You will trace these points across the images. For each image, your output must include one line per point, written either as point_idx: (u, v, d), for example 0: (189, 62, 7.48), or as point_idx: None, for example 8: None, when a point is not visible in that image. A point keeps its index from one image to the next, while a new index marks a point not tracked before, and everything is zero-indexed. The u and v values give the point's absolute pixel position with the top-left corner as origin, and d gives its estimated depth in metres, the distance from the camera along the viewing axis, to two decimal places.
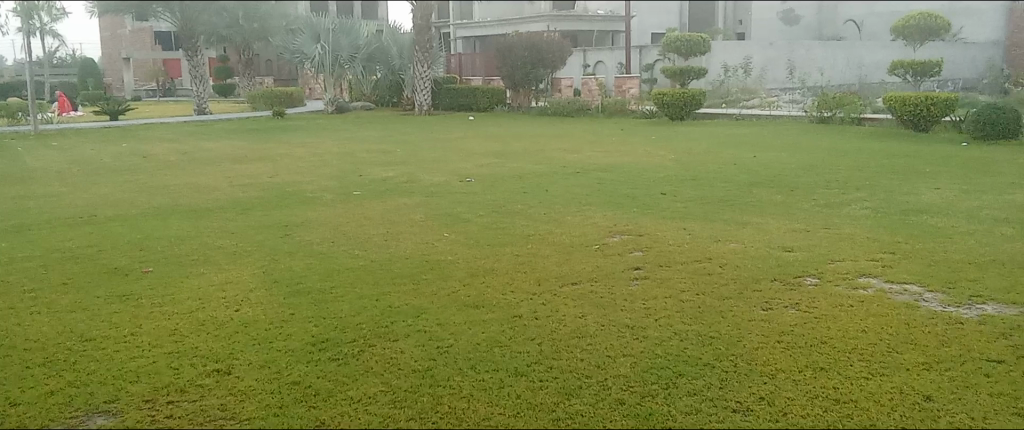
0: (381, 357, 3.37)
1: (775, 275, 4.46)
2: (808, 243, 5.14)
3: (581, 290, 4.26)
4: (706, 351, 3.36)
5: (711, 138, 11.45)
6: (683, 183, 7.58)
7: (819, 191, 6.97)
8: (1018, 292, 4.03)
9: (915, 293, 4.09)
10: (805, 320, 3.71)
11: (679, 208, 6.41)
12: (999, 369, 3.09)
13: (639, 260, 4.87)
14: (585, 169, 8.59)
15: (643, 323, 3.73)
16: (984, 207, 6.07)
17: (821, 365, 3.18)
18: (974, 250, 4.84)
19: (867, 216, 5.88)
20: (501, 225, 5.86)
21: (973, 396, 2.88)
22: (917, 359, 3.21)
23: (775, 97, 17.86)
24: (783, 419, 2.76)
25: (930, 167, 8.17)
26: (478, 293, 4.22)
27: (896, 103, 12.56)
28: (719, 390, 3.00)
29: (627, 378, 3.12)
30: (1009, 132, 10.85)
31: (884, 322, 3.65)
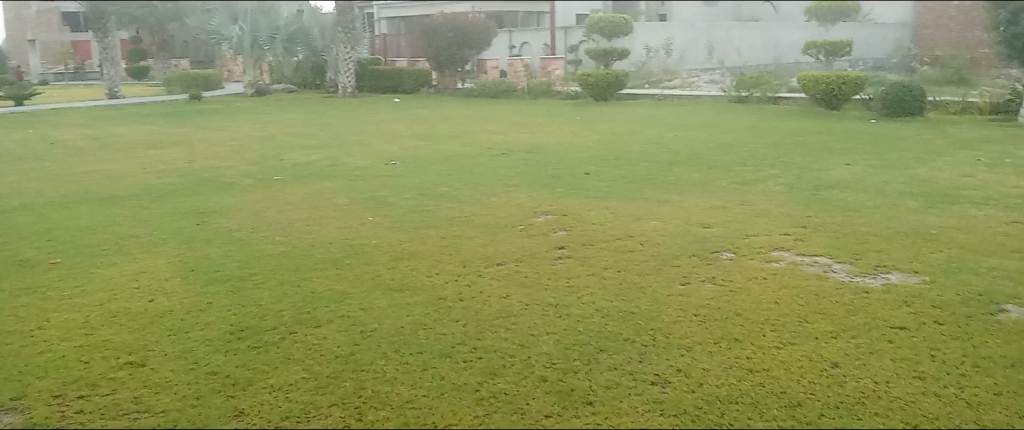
0: (302, 344, 3.32)
1: (693, 251, 4.57)
2: (725, 220, 5.28)
3: (506, 270, 4.29)
4: (626, 326, 3.43)
5: (635, 118, 11.62)
6: (606, 163, 7.68)
7: (737, 168, 7.16)
8: (920, 261, 4.23)
9: (825, 264, 4.26)
10: (720, 293, 3.82)
11: (602, 187, 6.49)
12: (901, 335, 3.25)
13: (563, 239, 4.92)
14: (511, 150, 8.62)
15: (566, 301, 3.78)
16: (890, 182, 6.34)
17: (736, 337, 3.29)
18: (880, 222, 5.06)
19: (781, 192, 6.08)
20: (426, 207, 5.83)
21: (877, 362, 3.01)
22: (825, 327, 3.35)
23: (696, 78, 18.21)
24: (699, 389, 2.84)
25: (842, 144, 8.48)
26: (402, 276, 4.20)
27: (809, 82, 12.98)
28: (638, 363, 3.06)
29: (549, 356, 3.16)
30: (916, 109, 11.36)
31: (795, 294, 3.79)
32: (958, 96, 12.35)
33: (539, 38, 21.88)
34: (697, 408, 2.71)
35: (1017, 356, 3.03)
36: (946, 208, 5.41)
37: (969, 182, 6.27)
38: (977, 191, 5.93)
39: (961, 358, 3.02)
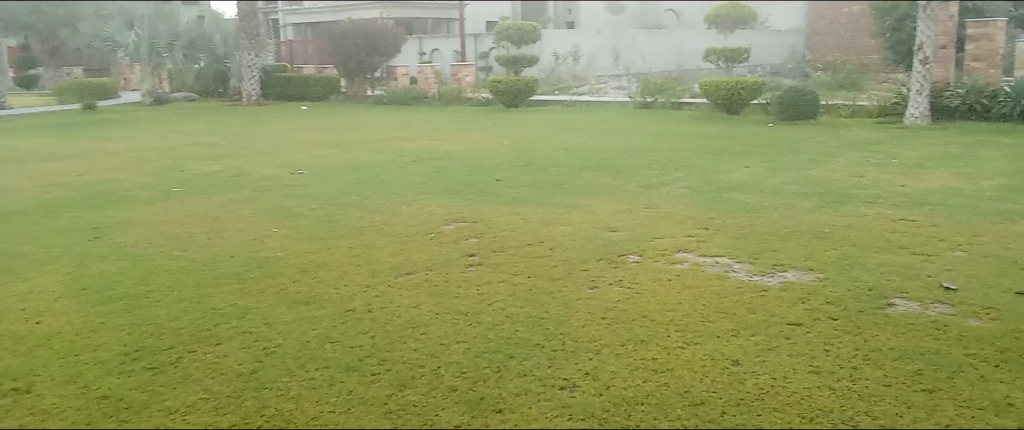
0: (202, 363, 3.20)
1: (601, 254, 4.64)
2: (632, 223, 5.38)
3: (416, 280, 4.25)
4: (536, 332, 3.44)
5: (545, 124, 11.74)
6: (517, 169, 7.72)
7: (643, 173, 7.32)
8: (814, 259, 4.42)
9: (726, 264, 4.40)
10: (627, 296, 3.88)
11: (512, 194, 6.52)
12: (797, 332, 3.37)
13: (473, 246, 4.91)
14: (421, 157, 8.57)
15: (476, 309, 3.76)
16: (786, 183, 6.60)
17: (642, 338, 3.35)
18: (778, 223, 5.25)
19: (684, 195, 6.25)
20: (333, 217, 5.72)
21: (775, 358, 3.12)
22: (727, 326, 3.45)
23: (603, 84, 18.55)
24: (607, 392, 2.88)
25: (741, 147, 8.78)
26: (308, 289, 4.10)
27: (710, 88, 13.41)
28: (548, 369, 3.08)
29: (459, 365, 3.14)
30: (810, 113, 11.89)
31: (698, 294, 3.89)
32: (848, 100, 13.00)
33: (449, 45, 21.81)
34: (604, 411, 2.74)
35: (903, 347, 3.19)
36: (839, 208, 5.66)
37: (859, 182, 6.59)
38: (866, 190, 6.24)
39: (853, 352, 3.16)
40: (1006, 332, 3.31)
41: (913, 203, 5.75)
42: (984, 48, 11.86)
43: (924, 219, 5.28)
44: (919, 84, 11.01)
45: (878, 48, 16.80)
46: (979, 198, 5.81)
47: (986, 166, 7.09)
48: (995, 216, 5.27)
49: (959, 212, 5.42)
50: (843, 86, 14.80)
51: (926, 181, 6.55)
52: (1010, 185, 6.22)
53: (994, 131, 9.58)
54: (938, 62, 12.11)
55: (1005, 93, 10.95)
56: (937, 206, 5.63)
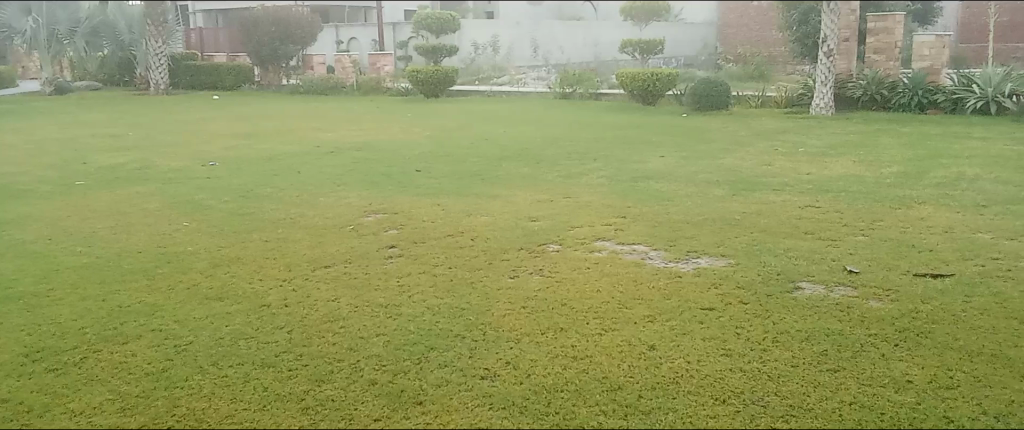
0: (109, 363, 3.07)
1: (521, 244, 4.66)
2: (551, 213, 5.43)
3: (334, 273, 4.18)
4: (457, 323, 3.44)
5: (464, 114, 11.73)
6: (437, 159, 7.68)
7: (562, 162, 7.39)
8: (726, 245, 4.56)
9: (642, 252, 4.49)
10: (547, 285, 3.93)
11: (431, 184, 6.48)
12: (710, 316, 3.48)
13: (393, 238, 4.87)
14: (339, 148, 8.43)
15: (397, 301, 3.74)
16: (700, 172, 6.77)
17: (561, 326, 3.39)
18: (692, 211, 5.38)
19: (602, 184, 6.34)
20: (248, 210, 5.56)
21: (689, 342, 3.21)
22: (643, 312, 3.53)
23: (522, 75, 18.60)
24: (527, 380, 2.90)
25: (657, 137, 8.97)
26: (221, 284, 3.99)
27: (626, 79, 13.63)
28: (469, 359, 3.08)
29: (379, 358, 3.11)
30: (721, 103, 12.23)
31: (616, 281, 3.96)
32: (757, 91, 13.43)
33: (367, 34, 21.42)
34: (524, 399, 2.77)
35: (809, 329, 3.32)
36: (749, 195, 5.85)
37: (768, 170, 6.82)
38: (775, 178, 6.47)
39: (763, 334, 3.27)
40: (904, 312, 3.50)
41: (818, 190, 5.99)
42: (883, 41, 12.37)
43: (829, 205, 5.51)
44: (823, 75, 11.45)
45: (786, 41, 17.40)
46: (879, 185, 6.10)
47: (885, 154, 7.45)
48: (894, 202, 5.55)
49: (861, 198, 5.68)
50: (753, 79, 15.30)
51: (831, 168, 6.84)
52: (906, 171, 6.55)
53: (892, 121, 10.07)
54: (841, 54, 12.71)
55: (903, 84, 11.56)
56: (840, 192, 5.88)
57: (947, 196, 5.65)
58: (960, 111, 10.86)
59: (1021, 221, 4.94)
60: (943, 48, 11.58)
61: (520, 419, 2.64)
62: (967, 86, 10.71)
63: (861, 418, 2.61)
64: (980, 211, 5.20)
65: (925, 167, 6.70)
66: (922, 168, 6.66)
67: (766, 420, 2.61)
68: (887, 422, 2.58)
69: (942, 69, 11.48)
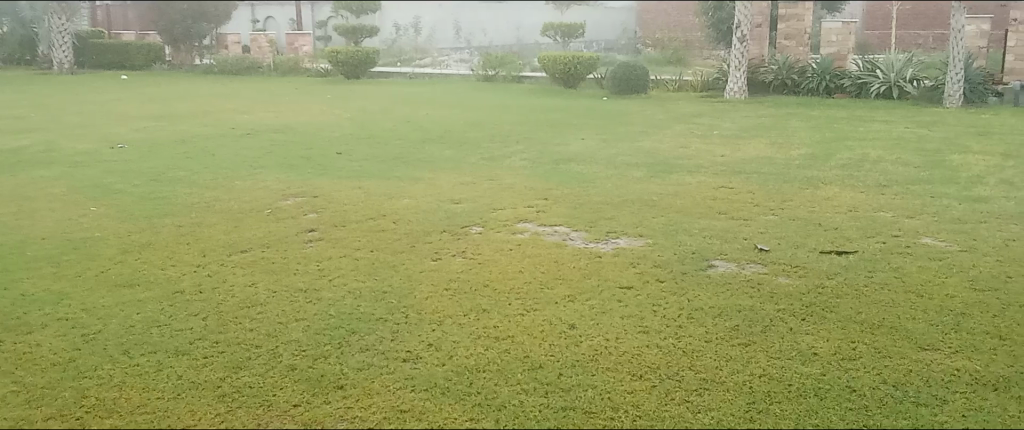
0: (11, 355, 2.94)
1: (444, 227, 4.65)
2: (474, 195, 5.44)
3: (251, 258, 4.09)
4: (379, 306, 3.42)
5: (386, 96, 11.58)
6: (358, 142, 7.57)
7: (484, 145, 7.40)
8: (644, 226, 4.66)
9: (563, 233, 4.55)
10: (469, 266, 3.94)
11: (352, 167, 6.39)
12: (628, 294, 3.56)
13: (313, 221, 4.79)
14: (256, 130, 8.22)
15: (317, 285, 3.69)
16: (620, 154, 6.89)
17: (484, 307, 3.41)
18: (612, 192, 5.48)
19: (525, 167, 6.38)
20: (160, 194, 5.37)
21: (609, 321, 3.27)
22: (564, 292, 3.58)
23: (445, 57, 18.51)
24: (449, 362, 2.91)
25: (578, 120, 9.08)
26: (131, 271, 3.85)
27: (548, 62, 13.72)
28: (390, 342, 3.07)
29: (298, 343, 3.07)
30: (640, 87, 12.42)
31: (537, 262, 4.01)
32: (675, 75, 13.71)
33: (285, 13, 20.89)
34: (447, 380, 2.78)
35: (723, 305, 3.44)
36: (666, 177, 5.99)
37: (684, 152, 6.99)
38: (691, 160, 6.64)
39: (678, 311, 3.37)
40: (810, 287, 3.66)
41: (732, 171, 6.17)
42: (793, 27, 12.77)
43: (742, 186, 5.69)
44: (736, 60, 11.75)
45: (702, 27, 17.83)
46: (789, 166, 6.32)
47: (795, 137, 7.73)
48: (801, 182, 5.77)
49: (771, 179, 5.89)
50: (671, 64, 15.62)
51: (744, 151, 7.05)
52: (814, 153, 6.81)
53: (802, 105, 10.45)
54: (754, 40, 13.08)
55: (812, 70, 11.90)
56: (752, 174, 6.08)
57: (851, 177, 5.91)
58: (864, 95, 11.49)
59: (917, 200, 5.21)
60: (850, 34, 12.16)
61: (442, 400, 2.66)
62: (872, 72, 11.47)
63: (769, 389, 2.72)
64: (881, 191, 5.47)
65: (832, 149, 6.98)
66: (829, 150, 6.94)
67: (681, 394, 2.70)
68: (794, 393, 2.70)
69: (848, 55, 12.18)
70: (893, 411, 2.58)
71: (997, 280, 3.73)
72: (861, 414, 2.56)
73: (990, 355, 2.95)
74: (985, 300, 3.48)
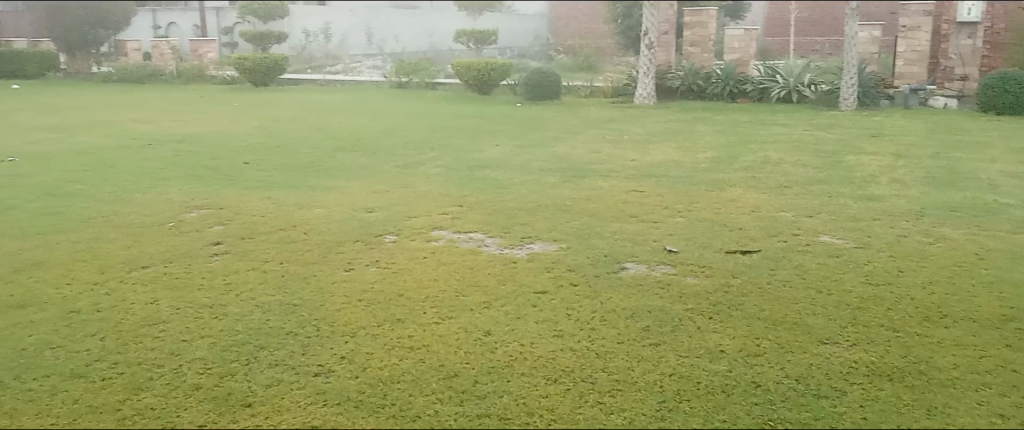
0: None
1: (356, 237, 4.58)
2: (387, 203, 5.38)
3: (154, 273, 3.93)
4: (288, 320, 3.34)
5: (297, 104, 11.31)
6: (266, 151, 7.39)
7: (398, 152, 7.33)
8: (557, 231, 4.70)
9: (478, 240, 4.55)
10: (383, 276, 3.90)
11: (261, 177, 6.23)
12: (543, 299, 3.58)
13: (219, 234, 4.64)
14: (159, 141, 7.93)
15: (223, 300, 3.57)
16: (534, 160, 6.95)
17: (398, 317, 3.37)
18: (526, 198, 5.51)
19: (440, 174, 6.35)
20: (54, 209, 5.11)
21: (523, 326, 3.28)
22: (479, 299, 3.58)
23: (357, 63, 18.25)
24: (362, 374, 2.87)
25: (492, 126, 9.12)
26: (22, 292, 3.65)
27: (460, 68, 13.69)
28: (301, 356, 3.00)
29: (203, 361, 2.96)
30: (553, 93, 12.55)
31: (452, 270, 3.99)
32: (586, 81, 13.94)
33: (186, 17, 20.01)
34: (360, 393, 2.73)
35: (634, 307, 3.50)
36: (579, 181, 6.08)
37: (596, 157, 7.11)
38: (603, 164, 6.75)
39: (591, 314, 3.42)
40: (717, 286, 3.77)
41: (642, 175, 6.31)
42: (698, 34, 13.08)
43: (651, 189, 5.81)
44: (645, 66, 12.01)
45: (612, 33, 18.20)
46: (696, 169, 6.51)
47: (701, 140, 7.96)
48: (708, 185, 5.94)
49: (679, 182, 6.06)
50: (582, 71, 15.87)
51: (653, 155, 7.21)
52: (720, 156, 7.04)
53: (708, 109, 10.77)
54: (662, 46, 13.45)
55: (716, 75, 12.27)
56: (661, 177, 6.22)
57: (755, 179, 6.12)
58: (765, 100, 11.95)
59: (815, 199, 5.45)
60: (752, 41, 12.62)
61: (355, 414, 2.61)
62: (773, 77, 11.93)
63: (678, 388, 2.78)
64: (782, 191, 5.69)
65: (736, 152, 7.22)
66: (734, 153, 7.18)
67: (595, 396, 2.73)
68: (703, 390, 2.76)
69: (750, 61, 12.63)
70: (796, 405, 2.68)
71: (890, 274, 3.92)
72: (766, 409, 2.65)
73: (885, 346, 3.09)
74: (880, 294, 3.65)
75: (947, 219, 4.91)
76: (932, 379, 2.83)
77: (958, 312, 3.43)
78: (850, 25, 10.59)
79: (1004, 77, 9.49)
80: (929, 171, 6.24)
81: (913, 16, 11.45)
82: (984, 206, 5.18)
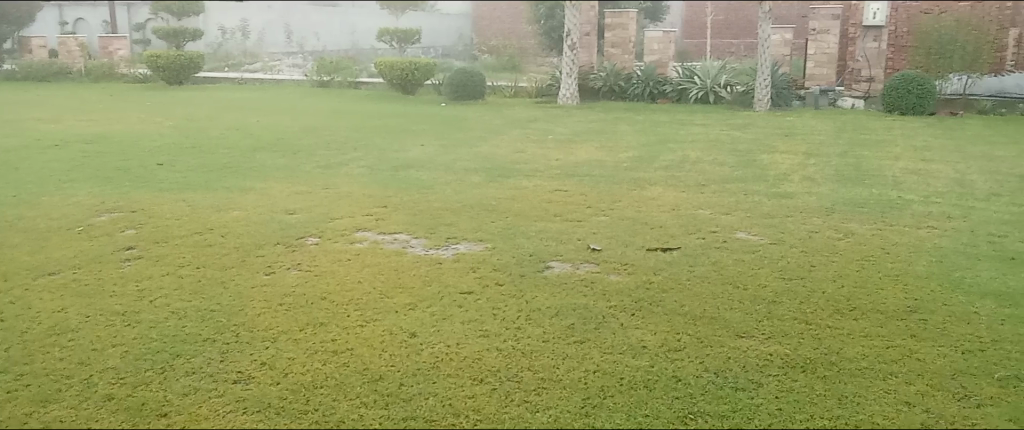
0: None
1: (277, 239, 4.48)
2: (309, 204, 5.29)
3: (62, 280, 3.76)
4: (206, 326, 3.24)
5: (213, 103, 10.99)
6: (181, 152, 7.16)
7: (320, 152, 7.21)
8: (482, 231, 4.70)
9: (403, 241, 4.52)
10: (305, 279, 3.83)
11: (177, 179, 6.04)
12: (468, 299, 3.58)
13: (131, 238, 4.47)
14: (66, 141, 7.57)
15: (137, 307, 3.44)
16: (458, 160, 6.94)
17: (321, 321, 3.32)
18: (450, 198, 5.50)
19: (363, 174, 6.28)
20: None
21: (449, 327, 3.28)
22: (404, 301, 3.55)
23: (277, 61, 17.82)
24: (284, 380, 2.81)
25: (416, 126, 9.06)
26: None
27: (384, 67, 13.56)
28: (219, 363, 2.92)
29: (116, 370, 2.85)
30: (477, 93, 12.56)
31: (376, 271, 3.95)
32: (511, 81, 14.01)
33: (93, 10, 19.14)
34: (282, 399, 2.68)
35: (559, 305, 3.54)
36: (504, 181, 6.10)
37: (520, 157, 7.15)
38: (527, 164, 6.80)
39: (517, 313, 3.44)
40: (639, 283, 3.84)
41: (566, 174, 6.37)
42: (619, 36, 13.31)
43: (575, 189, 5.88)
44: (568, 67, 12.13)
45: (535, 34, 18.33)
46: (618, 168, 6.62)
47: (623, 140, 8.10)
48: (629, 184, 6.05)
49: (602, 181, 6.14)
50: (506, 71, 15.95)
51: (577, 154, 7.30)
52: (641, 156, 7.17)
53: (630, 110, 10.96)
54: (584, 47, 13.57)
55: (637, 76, 12.50)
56: (585, 177, 6.29)
57: (674, 177, 6.26)
58: (684, 100, 12.24)
59: (732, 197, 5.61)
60: (670, 43, 12.89)
61: (277, 420, 2.56)
62: (691, 78, 12.23)
63: (602, 384, 2.83)
64: (700, 190, 5.83)
65: (656, 152, 7.37)
66: (654, 152, 7.33)
67: (520, 395, 2.75)
68: (626, 386, 2.82)
69: (669, 62, 12.90)
70: (715, 397, 2.75)
71: (803, 269, 4.07)
72: (687, 402, 2.71)
73: (798, 339, 3.21)
74: (793, 288, 3.79)
75: (854, 215, 5.14)
76: (842, 369, 2.95)
77: (866, 304, 3.59)
78: (764, 28, 10.95)
79: (905, 78, 10.02)
80: (838, 169, 6.50)
81: (822, 19, 11.93)
82: (889, 202, 5.44)
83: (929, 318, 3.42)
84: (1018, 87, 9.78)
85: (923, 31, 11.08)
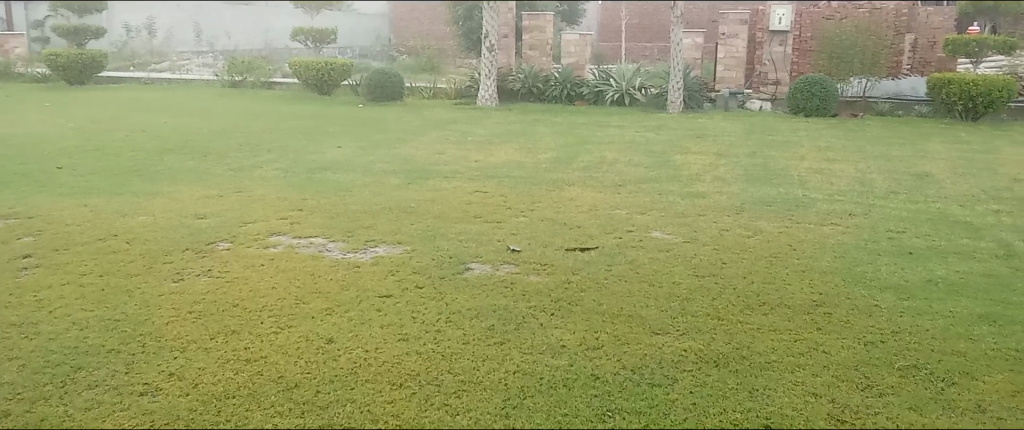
0: None
1: (186, 245, 4.33)
2: (221, 209, 5.13)
3: None
4: (110, 336, 3.10)
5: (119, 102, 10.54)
6: (84, 154, 6.85)
7: (231, 154, 7.00)
8: (402, 233, 4.66)
9: (319, 244, 4.43)
10: (216, 286, 3.71)
11: (80, 182, 5.76)
12: (387, 303, 3.54)
13: (28, 245, 4.24)
14: None
15: (35, 318, 3.27)
16: (376, 161, 6.86)
17: (232, 329, 3.22)
18: (369, 200, 5.43)
19: (277, 177, 6.13)
20: None
21: (367, 332, 3.23)
22: (322, 306, 3.49)
23: (185, 60, 17.22)
24: (194, 391, 2.71)
25: (333, 127, 8.92)
26: None
27: (299, 68, 13.31)
28: (124, 376, 2.80)
29: (13, 385, 2.71)
30: (396, 94, 12.43)
31: (291, 276, 3.86)
32: (430, 82, 13.96)
33: None
34: (191, 411, 2.59)
35: (478, 307, 3.54)
36: (422, 183, 6.06)
37: (439, 158, 7.12)
38: (446, 165, 6.78)
39: (437, 316, 3.41)
40: (558, 283, 3.88)
41: (485, 176, 6.38)
42: (536, 38, 13.38)
43: (494, 190, 5.90)
44: (486, 69, 12.16)
45: (454, 35, 18.31)
46: (537, 169, 6.66)
47: (541, 141, 8.17)
48: (548, 185, 6.10)
49: (521, 182, 6.17)
50: (425, 72, 15.86)
51: (496, 155, 7.32)
52: (558, 157, 7.25)
53: (547, 111, 11.07)
54: (502, 49, 13.69)
55: (555, 78, 12.65)
56: (504, 178, 6.31)
57: (591, 178, 6.34)
58: (600, 102, 12.44)
59: (647, 197, 5.74)
60: (587, 46, 13.04)
61: None
62: (607, 80, 12.41)
63: (522, 384, 2.84)
64: (617, 190, 5.94)
65: (574, 152, 7.46)
66: (572, 153, 7.42)
67: (440, 398, 2.74)
68: (544, 385, 2.84)
69: (585, 65, 13.06)
70: (632, 394, 2.80)
71: (715, 266, 4.19)
72: (605, 400, 2.75)
73: (710, 335, 3.30)
74: (706, 285, 3.89)
75: (763, 213, 5.32)
76: (753, 363, 3.05)
77: (774, 300, 3.71)
78: (676, 33, 11.21)
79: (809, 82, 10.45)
80: (747, 169, 6.72)
81: (730, 23, 12.21)
82: (795, 201, 5.65)
83: (833, 312, 3.57)
84: (913, 90, 11.07)
85: (825, 37, 11.35)
